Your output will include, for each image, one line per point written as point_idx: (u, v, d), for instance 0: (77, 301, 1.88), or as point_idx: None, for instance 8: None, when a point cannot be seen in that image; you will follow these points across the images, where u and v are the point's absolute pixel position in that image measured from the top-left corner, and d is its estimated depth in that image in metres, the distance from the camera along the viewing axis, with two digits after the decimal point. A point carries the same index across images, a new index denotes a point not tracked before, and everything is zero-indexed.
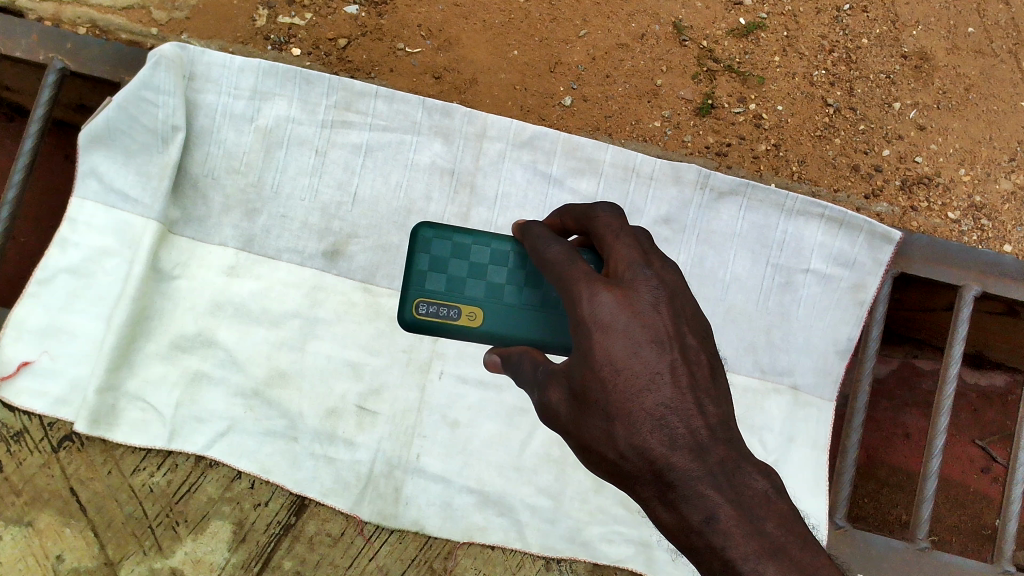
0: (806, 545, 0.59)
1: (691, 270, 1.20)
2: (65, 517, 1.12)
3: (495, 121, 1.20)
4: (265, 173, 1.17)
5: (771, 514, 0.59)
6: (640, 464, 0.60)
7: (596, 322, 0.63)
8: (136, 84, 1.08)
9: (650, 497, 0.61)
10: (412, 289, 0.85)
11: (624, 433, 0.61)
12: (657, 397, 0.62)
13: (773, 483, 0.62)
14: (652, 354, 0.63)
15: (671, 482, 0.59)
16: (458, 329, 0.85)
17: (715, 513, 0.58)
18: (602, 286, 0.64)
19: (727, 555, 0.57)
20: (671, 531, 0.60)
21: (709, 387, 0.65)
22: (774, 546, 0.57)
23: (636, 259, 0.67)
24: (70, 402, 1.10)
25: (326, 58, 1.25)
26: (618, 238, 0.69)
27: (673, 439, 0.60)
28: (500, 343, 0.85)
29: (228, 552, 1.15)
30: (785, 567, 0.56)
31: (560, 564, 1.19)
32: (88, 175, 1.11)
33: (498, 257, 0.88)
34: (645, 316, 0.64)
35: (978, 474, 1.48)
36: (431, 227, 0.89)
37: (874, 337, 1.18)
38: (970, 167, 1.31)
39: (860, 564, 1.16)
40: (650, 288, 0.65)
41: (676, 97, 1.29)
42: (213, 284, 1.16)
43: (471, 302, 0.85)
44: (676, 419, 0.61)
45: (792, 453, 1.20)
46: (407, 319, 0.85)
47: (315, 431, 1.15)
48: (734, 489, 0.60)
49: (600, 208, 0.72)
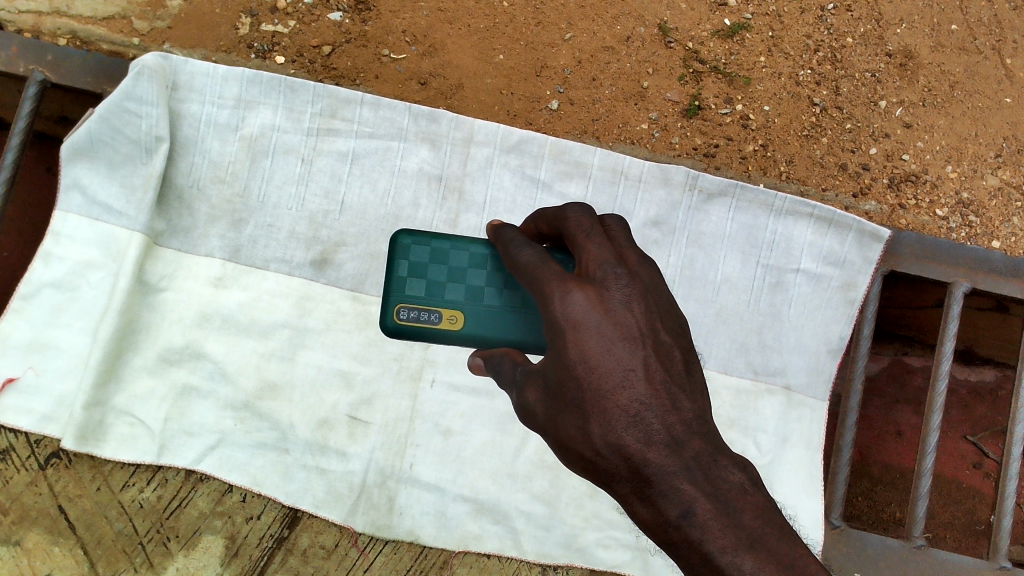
0: (783, 535, 0.59)
1: (681, 272, 1.20)
2: (54, 535, 1.10)
3: (481, 126, 1.19)
4: (251, 182, 1.16)
5: (749, 506, 0.60)
6: (617, 460, 0.60)
7: (568, 321, 0.62)
8: (118, 95, 1.07)
9: (627, 493, 0.60)
10: (392, 296, 0.85)
11: (599, 431, 0.61)
12: (632, 394, 0.61)
13: (749, 475, 0.62)
14: (624, 350, 0.62)
15: (648, 478, 0.59)
16: (439, 333, 0.84)
17: (691, 508, 0.58)
18: (574, 285, 0.63)
19: (705, 549, 0.57)
20: (649, 527, 0.60)
21: (683, 381, 0.65)
22: (751, 538, 0.58)
23: (608, 257, 0.66)
24: (56, 418, 1.08)
25: (311, 66, 1.24)
26: (589, 237, 0.67)
27: (649, 435, 0.60)
28: (482, 345, 0.84)
29: (220, 567, 1.13)
30: (763, 559, 0.57)
31: (557, 570, 1.17)
32: (71, 188, 1.10)
33: (477, 260, 0.87)
34: (617, 314, 0.63)
35: (969, 469, 1.48)
36: (409, 235, 0.88)
37: (865, 335, 1.19)
38: (957, 164, 1.32)
39: (856, 564, 1.16)
40: (621, 286, 0.64)
41: (663, 99, 1.28)
42: (200, 295, 1.15)
43: (451, 305, 0.84)
44: (651, 415, 0.61)
45: (787, 453, 1.19)
46: (389, 326, 0.84)
47: (307, 441, 1.13)
48: (710, 482, 0.60)
49: (571, 208, 0.70)
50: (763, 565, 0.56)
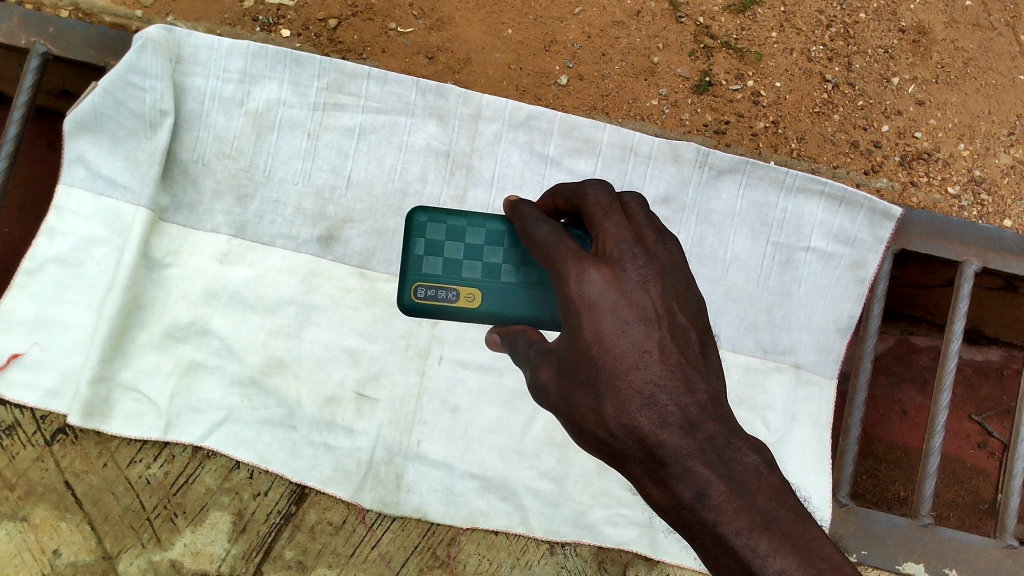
0: (799, 517, 0.57)
1: (692, 249, 1.19)
2: (61, 511, 1.10)
3: (490, 101, 1.18)
4: (257, 158, 1.15)
5: (763, 487, 0.58)
6: (630, 442, 0.60)
7: (584, 302, 0.62)
8: (122, 68, 1.06)
9: (640, 475, 0.60)
10: (409, 274, 0.84)
11: (613, 411, 0.60)
12: (646, 375, 0.61)
13: (764, 457, 0.60)
14: (640, 331, 0.62)
15: (662, 459, 0.58)
16: (457, 311, 0.83)
17: (706, 489, 0.57)
18: (590, 264, 0.63)
19: (718, 531, 0.56)
20: (663, 509, 0.59)
21: (699, 363, 0.64)
22: (766, 519, 0.56)
23: (626, 237, 0.65)
24: (62, 394, 1.07)
25: (316, 39, 1.22)
26: (608, 216, 0.66)
27: (663, 416, 0.59)
28: (501, 323, 0.83)
29: (228, 543, 1.13)
30: (777, 540, 0.55)
31: (565, 547, 1.18)
32: (74, 163, 1.08)
33: (493, 237, 0.86)
34: (634, 295, 0.62)
35: (974, 449, 1.48)
36: (425, 212, 0.87)
37: (875, 314, 1.18)
38: (969, 141, 1.31)
39: (863, 541, 1.16)
40: (638, 267, 0.64)
41: (673, 75, 1.27)
42: (206, 271, 1.14)
43: (468, 283, 0.84)
44: (666, 397, 0.60)
45: (794, 432, 1.19)
46: (406, 304, 0.83)
47: (314, 418, 1.13)
48: (724, 464, 0.58)
49: (590, 185, 0.69)
50: (778, 547, 0.55)
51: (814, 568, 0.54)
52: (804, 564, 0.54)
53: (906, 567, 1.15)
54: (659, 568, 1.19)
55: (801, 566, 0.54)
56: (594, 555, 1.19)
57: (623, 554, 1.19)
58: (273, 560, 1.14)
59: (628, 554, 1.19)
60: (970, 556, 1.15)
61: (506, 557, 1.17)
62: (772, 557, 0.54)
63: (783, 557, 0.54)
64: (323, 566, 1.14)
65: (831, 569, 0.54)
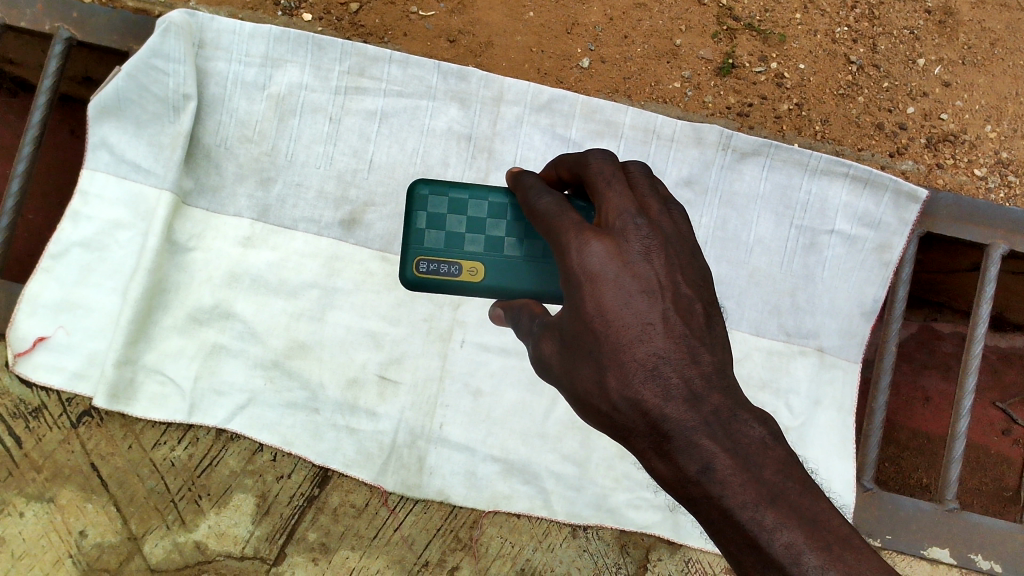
0: (806, 489, 0.57)
1: (714, 234, 1.19)
2: (86, 492, 1.11)
3: (512, 85, 1.18)
4: (279, 141, 1.15)
5: (769, 460, 0.58)
6: (634, 415, 0.59)
7: (585, 273, 0.61)
8: (145, 53, 1.06)
9: (645, 449, 0.59)
10: (411, 247, 0.83)
11: (616, 384, 0.60)
12: (650, 347, 0.60)
13: (769, 428, 0.61)
14: (643, 303, 0.61)
15: (666, 433, 0.58)
16: (460, 286, 0.83)
17: (711, 463, 0.57)
18: (592, 235, 0.62)
19: (724, 504, 0.56)
20: (669, 482, 0.59)
21: (705, 334, 0.63)
22: (772, 493, 0.56)
23: (629, 207, 0.64)
24: (88, 377, 1.08)
25: (338, 23, 1.23)
26: (610, 185, 0.65)
27: (667, 389, 0.59)
28: (504, 297, 0.83)
29: (251, 525, 1.13)
30: (784, 513, 0.55)
31: (587, 531, 1.18)
32: (99, 147, 1.09)
33: (496, 210, 0.85)
34: (636, 266, 0.61)
35: (999, 436, 1.46)
36: (427, 184, 0.86)
37: (900, 297, 1.17)
38: (997, 123, 1.30)
39: (887, 526, 1.15)
40: (641, 237, 0.63)
41: (696, 57, 1.26)
42: (228, 255, 1.14)
43: (471, 257, 0.83)
44: (670, 369, 0.60)
45: (818, 417, 1.19)
46: (408, 278, 0.83)
47: (337, 401, 1.14)
48: (730, 437, 0.58)
49: (592, 154, 0.67)
50: (785, 520, 0.55)
51: (821, 542, 0.54)
52: (810, 537, 0.54)
53: (931, 552, 1.14)
54: (681, 551, 1.19)
55: (808, 540, 0.54)
56: (616, 538, 1.19)
57: (645, 538, 1.19)
58: (296, 542, 1.14)
59: (650, 538, 1.19)
60: (995, 541, 1.15)
61: (528, 540, 1.17)
62: (779, 531, 0.54)
63: (789, 530, 0.54)
64: (346, 548, 1.14)
65: (838, 542, 0.54)
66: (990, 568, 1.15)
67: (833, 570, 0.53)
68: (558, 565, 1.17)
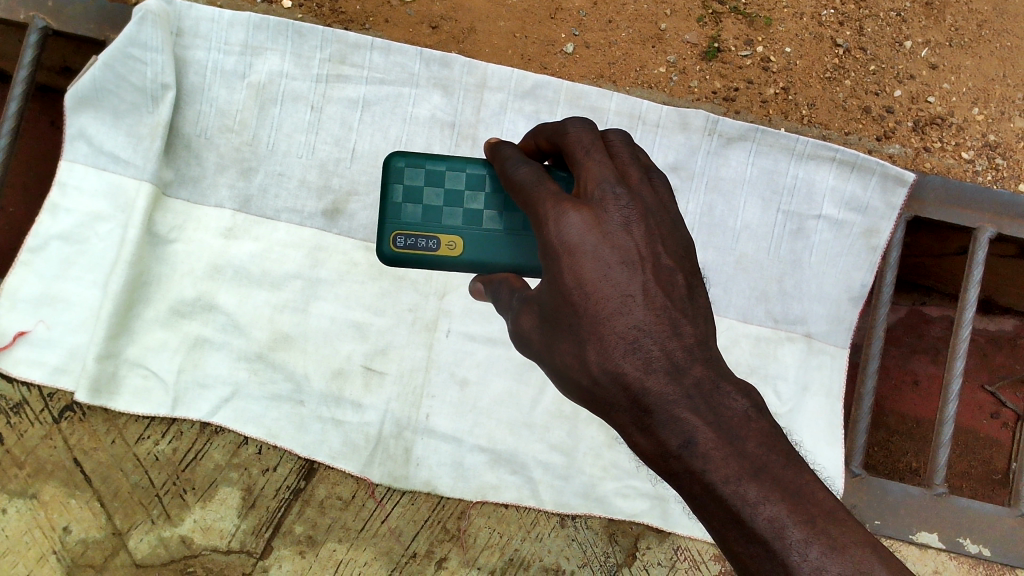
0: (790, 463, 0.56)
1: (700, 218, 1.18)
2: (70, 488, 1.10)
3: (495, 71, 1.16)
4: (261, 131, 1.13)
5: (752, 433, 0.57)
6: (615, 389, 0.58)
7: (563, 246, 0.60)
8: (121, 41, 1.04)
9: (627, 423, 0.59)
10: (388, 222, 0.82)
11: (596, 357, 0.59)
12: (630, 320, 0.59)
13: (753, 400, 0.59)
14: (623, 275, 0.60)
15: (648, 407, 0.57)
16: (438, 260, 0.82)
17: (693, 437, 0.56)
18: (570, 206, 0.60)
19: (707, 479, 0.55)
20: (650, 457, 0.58)
21: (686, 306, 0.62)
22: (755, 466, 0.55)
23: (608, 177, 0.63)
24: (69, 371, 1.06)
25: (319, 10, 1.21)
26: (589, 155, 0.64)
27: (648, 362, 0.58)
28: (483, 271, 0.82)
29: (237, 518, 1.12)
30: (767, 487, 0.54)
31: (575, 520, 1.18)
32: (76, 138, 1.07)
33: (474, 181, 0.84)
34: (615, 238, 0.60)
35: (987, 419, 1.46)
36: (403, 157, 0.84)
37: (887, 282, 1.15)
38: (984, 105, 1.29)
39: (876, 511, 1.15)
40: (620, 207, 0.62)
41: (681, 41, 1.25)
42: (210, 246, 1.13)
43: (449, 231, 0.82)
44: (650, 342, 0.59)
45: (806, 402, 1.18)
46: (386, 254, 0.81)
47: (322, 393, 1.12)
48: (712, 410, 0.57)
49: (571, 123, 0.66)
50: (768, 494, 0.54)
51: (805, 515, 0.53)
52: (793, 510, 0.53)
53: (920, 536, 1.14)
54: (670, 539, 1.19)
55: (791, 513, 0.53)
56: (605, 527, 1.18)
57: (633, 526, 1.19)
58: (283, 535, 1.13)
59: (639, 526, 1.19)
60: (985, 525, 1.15)
61: (517, 530, 1.16)
62: (762, 505, 0.53)
63: (773, 504, 0.53)
64: (333, 541, 1.13)
65: (822, 515, 0.53)
66: (979, 552, 1.15)
67: (816, 544, 0.52)
68: (546, 554, 1.17)
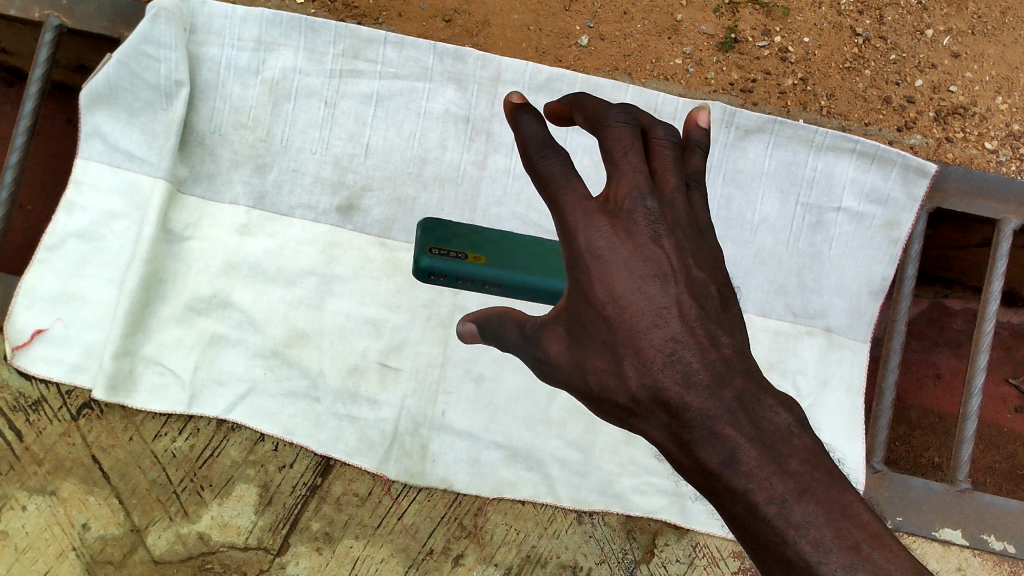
0: (836, 480, 0.50)
1: (719, 212, 1.16)
2: (89, 485, 1.10)
3: (509, 65, 1.15)
4: (275, 127, 1.13)
5: (797, 450, 0.51)
6: (654, 405, 0.54)
7: (593, 256, 0.57)
8: (135, 39, 1.04)
9: (666, 441, 0.54)
10: (422, 238, 0.90)
11: (634, 373, 0.55)
12: (667, 332, 0.54)
13: (798, 416, 0.53)
14: (657, 288, 0.56)
15: (688, 424, 0.52)
16: (467, 267, 0.88)
17: (736, 455, 0.50)
18: (601, 218, 0.58)
19: (749, 499, 0.49)
20: (692, 475, 0.53)
21: (722, 317, 0.58)
22: (800, 486, 0.49)
23: (643, 183, 0.58)
24: (87, 368, 1.07)
25: (332, 5, 1.20)
26: (626, 157, 0.59)
27: (688, 374, 0.53)
28: (507, 282, 0.89)
29: (254, 515, 1.12)
30: (813, 508, 0.48)
31: (593, 516, 1.17)
32: (91, 136, 1.07)
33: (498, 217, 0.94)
34: (648, 250, 0.57)
35: (1012, 413, 1.43)
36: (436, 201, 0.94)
37: (909, 274, 1.12)
38: (1007, 94, 1.26)
39: (897, 508, 1.12)
40: (652, 218, 0.58)
41: (698, 33, 1.24)
42: (225, 243, 1.12)
43: (477, 246, 0.90)
44: (689, 354, 0.54)
45: (826, 397, 1.17)
46: (421, 263, 0.89)
47: (338, 390, 1.12)
48: (755, 425, 0.51)
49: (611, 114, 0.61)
50: (814, 515, 0.48)
51: (851, 538, 0.47)
52: (840, 534, 0.47)
53: (942, 533, 1.12)
54: (689, 536, 1.18)
55: (837, 538, 0.47)
56: (622, 524, 1.17)
57: (652, 523, 1.17)
58: (300, 532, 1.13)
59: (657, 523, 1.17)
60: (1007, 521, 1.14)
61: (534, 526, 1.15)
62: (806, 526, 0.48)
63: (817, 526, 0.48)
64: (350, 538, 1.13)
65: (869, 538, 0.48)
66: (1003, 549, 1.13)
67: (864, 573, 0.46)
68: (563, 551, 1.15)
